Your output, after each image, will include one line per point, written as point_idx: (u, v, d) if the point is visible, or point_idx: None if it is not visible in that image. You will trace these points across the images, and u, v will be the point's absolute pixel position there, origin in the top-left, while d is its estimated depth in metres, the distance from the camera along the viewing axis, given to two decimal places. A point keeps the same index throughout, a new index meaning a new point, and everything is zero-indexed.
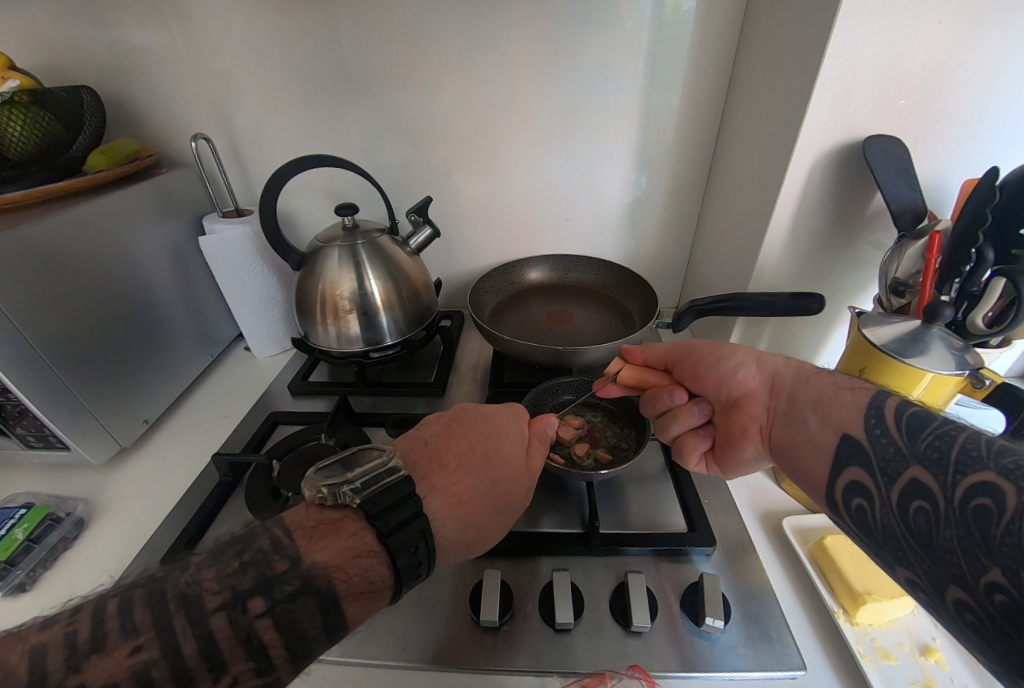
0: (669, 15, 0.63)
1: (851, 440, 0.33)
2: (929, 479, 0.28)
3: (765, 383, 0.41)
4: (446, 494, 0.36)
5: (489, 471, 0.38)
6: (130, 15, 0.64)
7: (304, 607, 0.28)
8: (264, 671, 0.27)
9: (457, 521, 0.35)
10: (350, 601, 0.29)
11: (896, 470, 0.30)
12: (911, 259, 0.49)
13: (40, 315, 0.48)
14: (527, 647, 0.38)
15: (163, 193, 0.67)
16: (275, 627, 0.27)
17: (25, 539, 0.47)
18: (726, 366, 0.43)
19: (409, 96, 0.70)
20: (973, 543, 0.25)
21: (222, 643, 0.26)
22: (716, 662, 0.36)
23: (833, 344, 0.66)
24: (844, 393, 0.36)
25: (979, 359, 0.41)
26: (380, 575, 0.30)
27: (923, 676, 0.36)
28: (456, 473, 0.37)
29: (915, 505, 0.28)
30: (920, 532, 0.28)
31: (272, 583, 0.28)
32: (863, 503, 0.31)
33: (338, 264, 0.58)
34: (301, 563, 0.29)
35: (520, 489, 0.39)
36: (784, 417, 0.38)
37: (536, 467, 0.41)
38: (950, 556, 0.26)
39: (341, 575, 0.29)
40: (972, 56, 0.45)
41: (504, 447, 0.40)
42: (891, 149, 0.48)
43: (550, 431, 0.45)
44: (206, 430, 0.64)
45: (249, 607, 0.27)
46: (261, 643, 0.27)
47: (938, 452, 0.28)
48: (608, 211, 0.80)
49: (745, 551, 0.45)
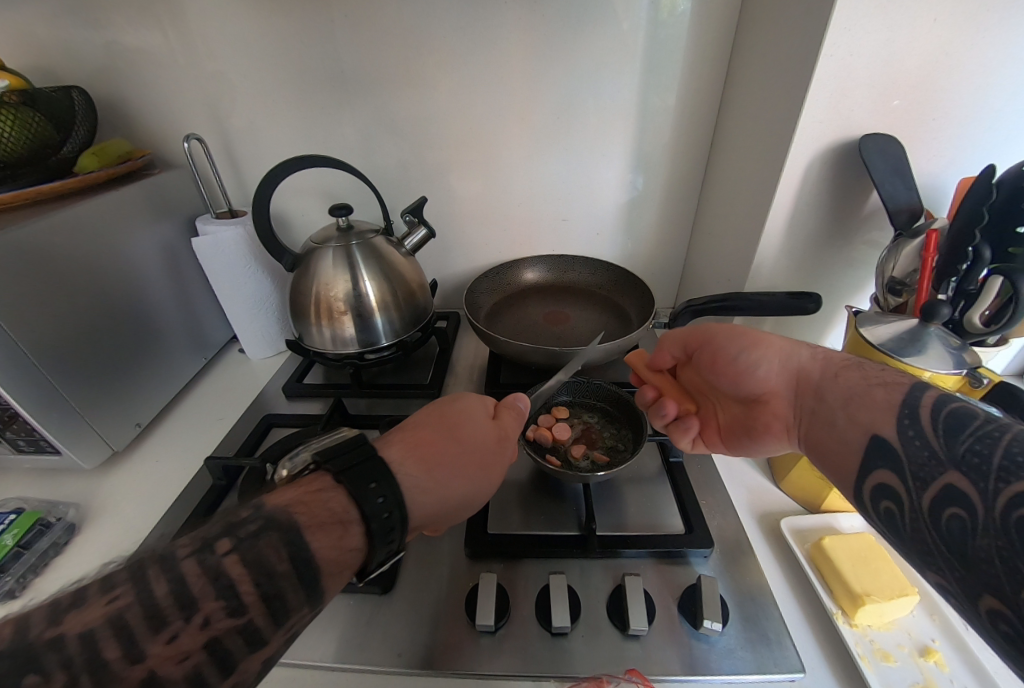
0: (665, 16, 0.63)
1: (881, 441, 0.32)
2: (967, 486, 0.27)
3: (788, 381, 0.40)
4: (402, 441, 0.36)
5: (448, 424, 0.39)
6: (122, 16, 0.63)
7: (270, 542, 0.27)
8: (236, 611, 0.25)
9: (418, 461, 0.35)
10: (313, 532, 0.28)
11: (930, 476, 0.29)
12: (907, 258, 0.48)
13: (30, 318, 0.48)
14: (524, 651, 0.37)
15: (156, 194, 0.66)
16: (242, 563, 0.26)
17: (15, 545, 0.46)
18: (746, 359, 0.42)
19: (405, 97, 0.70)
20: (1013, 553, 0.24)
21: (192, 583, 0.25)
22: (715, 665, 0.36)
23: (830, 344, 0.66)
24: (874, 390, 0.35)
25: (977, 358, 0.41)
26: (342, 506, 0.29)
27: (923, 678, 0.35)
28: (415, 428, 0.38)
29: (950, 512, 0.27)
30: (954, 541, 0.27)
31: (236, 526, 0.27)
32: (892, 506, 0.31)
33: (332, 264, 0.58)
34: (262, 505, 0.29)
35: (489, 441, 0.39)
36: (811, 416, 0.38)
37: (506, 425, 0.42)
38: (987, 565, 0.25)
39: (301, 508, 0.29)
40: (967, 56, 0.45)
41: (465, 404, 0.41)
42: (887, 149, 0.48)
43: (523, 405, 0.45)
44: (200, 432, 0.64)
45: (217, 547, 0.26)
46: (228, 580, 0.25)
47: (978, 458, 0.27)
48: (605, 212, 0.80)
49: (743, 552, 0.45)
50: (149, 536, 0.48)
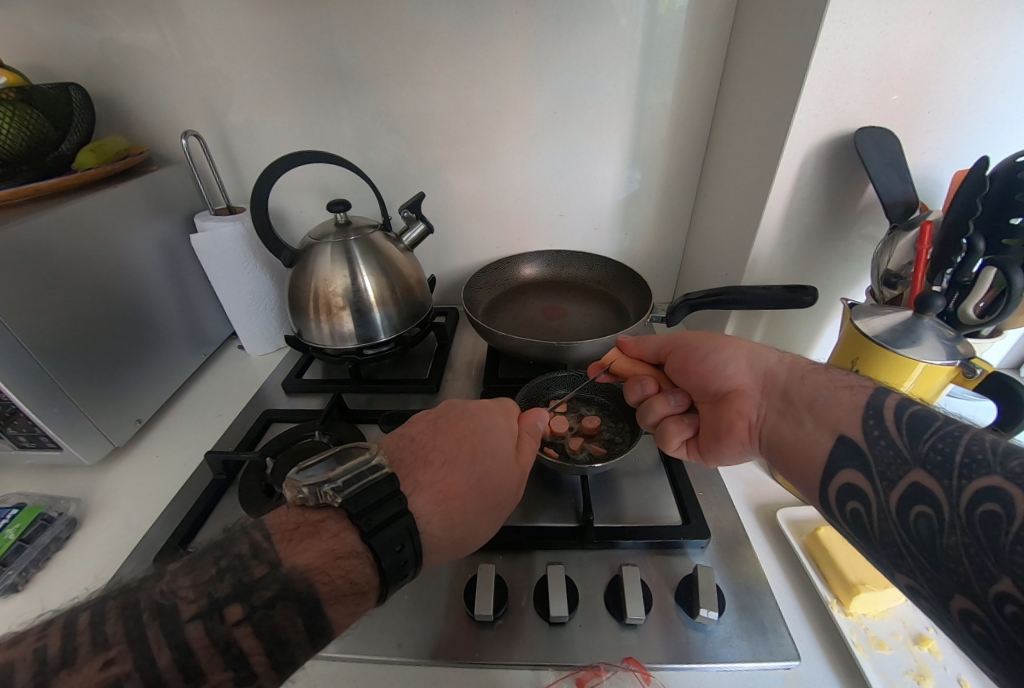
0: (663, 11, 0.63)
1: (848, 441, 0.32)
2: (932, 483, 0.27)
3: (756, 381, 0.41)
4: (433, 491, 0.35)
5: (477, 466, 0.38)
6: (118, 12, 0.63)
7: (284, 612, 0.28)
8: (245, 680, 0.26)
9: (444, 517, 0.35)
10: (332, 604, 0.29)
11: (895, 475, 0.29)
12: (902, 250, 0.48)
13: (30, 315, 0.48)
14: (522, 640, 0.38)
15: (154, 192, 0.66)
16: (254, 634, 0.27)
17: (16, 540, 0.46)
18: (713, 359, 0.43)
19: (401, 93, 0.70)
20: (981, 550, 0.24)
21: (199, 653, 0.26)
22: (711, 653, 0.36)
23: (827, 337, 0.66)
24: (842, 392, 0.35)
25: (970, 349, 0.41)
26: (363, 576, 0.30)
27: (917, 665, 0.36)
28: (444, 471, 0.37)
29: (915, 512, 0.27)
30: (922, 540, 0.26)
31: (248, 589, 0.28)
32: (858, 507, 0.30)
33: (331, 260, 0.58)
34: (280, 567, 0.29)
35: (511, 485, 0.39)
36: (778, 415, 0.38)
37: (527, 459, 0.42)
38: (955, 565, 0.25)
39: (322, 577, 0.29)
40: (962, 49, 0.45)
41: (493, 443, 0.40)
42: (881, 141, 0.49)
43: (541, 425, 0.45)
44: (200, 429, 0.64)
45: (226, 615, 0.27)
46: (239, 651, 0.26)
47: (940, 456, 0.27)
48: (602, 208, 0.80)
49: (740, 543, 0.45)
50: (148, 531, 0.49)
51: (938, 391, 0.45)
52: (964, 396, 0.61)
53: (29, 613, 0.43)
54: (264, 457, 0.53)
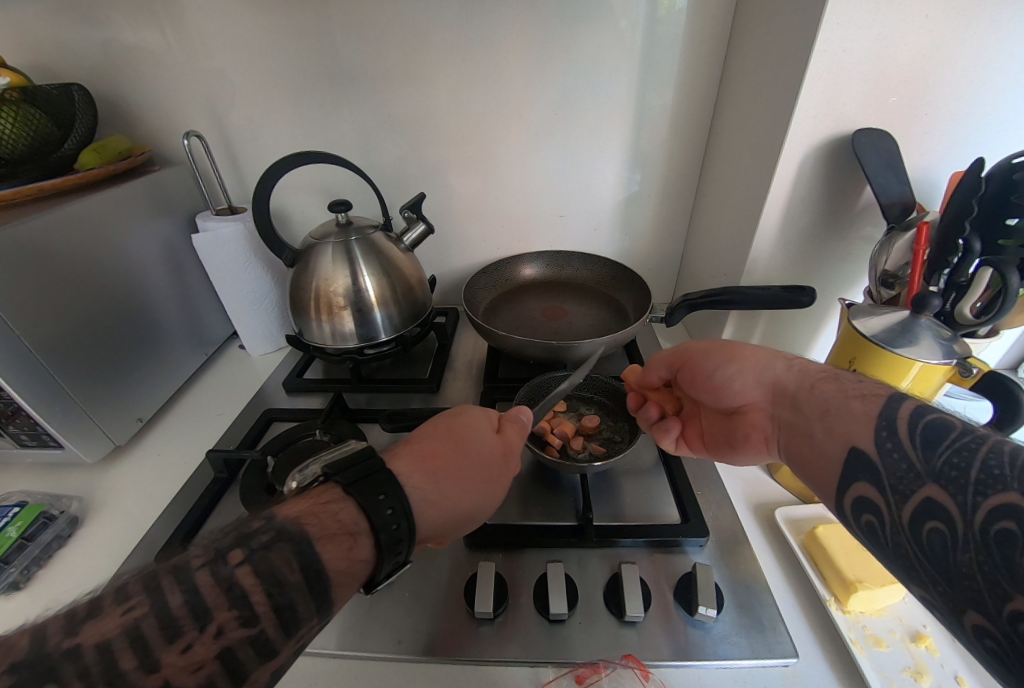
0: (663, 14, 0.63)
1: (859, 454, 0.32)
2: (947, 500, 0.27)
3: (764, 393, 0.41)
4: (409, 455, 0.37)
5: (454, 436, 0.39)
6: (121, 14, 0.64)
7: (280, 554, 0.27)
8: (249, 621, 0.25)
9: (424, 473, 0.36)
10: (324, 544, 0.28)
11: (909, 489, 0.29)
12: (900, 250, 0.49)
13: (33, 314, 0.48)
14: (523, 637, 0.38)
15: (156, 191, 0.67)
16: (254, 574, 0.26)
17: (18, 538, 0.47)
18: (722, 374, 0.43)
19: (403, 94, 0.70)
20: (996, 568, 0.24)
21: (206, 593, 0.25)
22: (710, 651, 0.37)
23: (825, 337, 0.66)
24: (851, 401, 0.35)
25: (966, 348, 0.41)
26: (351, 517, 0.30)
27: (914, 662, 0.36)
28: (423, 439, 0.38)
29: (930, 526, 0.27)
30: (935, 556, 0.27)
31: (248, 537, 0.28)
32: (872, 519, 0.31)
33: (332, 260, 0.58)
34: (274, 517, 0.29)
35: (494, 450, 0.40)
36: (790, 428, 0.38)
37: (514, 433, 0.42)
38: (970, 581, 0.25)
39: (312, 519, 0.29)
40: (958, 52, 0.46)
41: (469, 417, 0.41)
42: (879, 143, 0.49)
43: (525, 417, 0.45)
44: (201, 427, 0.64)
45: (229, 557, 0.27)
46: (242, 591, 0.26)
47: (956, 471, 0.27)
48: (601, 209, 0.80)
49: (739, 542, 0.45)
50: (150, 529, 0.49)
51: (936, 390, 0.45)
52: (961, 395, 0.61)
53: (31, 610, 0.43)
54: (265, 455, 0.53)
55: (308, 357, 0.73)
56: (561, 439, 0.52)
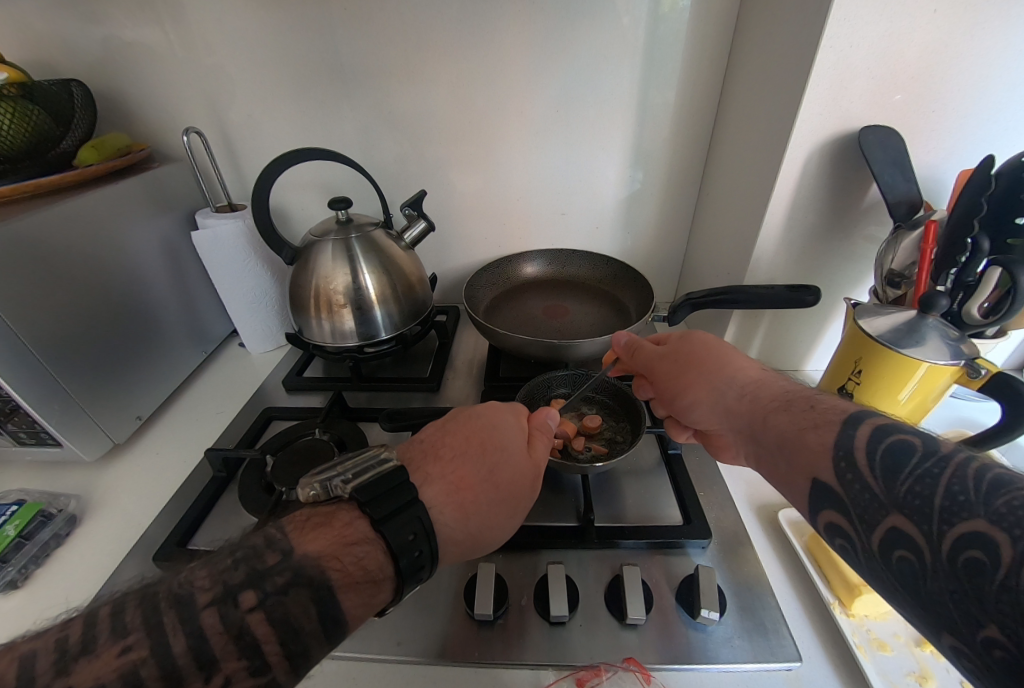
0: (666, 10, 0.62)
1: (820, 486, 0.31)
2: (912, 529, 0.26)
3: (728, 414, 0.40)
4: (442, 482, 0.36)
5: (487, 459, 0.38)
6: (121, 10, 0.63)
7: (297, 599, 0.27)
8: (259, 670, 0.26)
9: (455, 508, 0.35)
10: (346, 591, 0.28)
11: (874, 519, 0.28)
12: (906, 250, 0.48)
13: (30, 312, 0.48)
14: (522, 639, 0.38)
15: (155, 188, 0.66)
16: (267, 622, 0.26)
17: (16, 536, 0.46)
18: (685, 400, 0.44)
19: (403, 91, 0.69)
20: (965, 597, 0.23)
21: (213, 640, 0.25)
22: (711, 654, 0.36)
23: (830, 338, 0.66)
24: (808, 432, 0.33)
25: (974, 349, 0.40)
26: (376, 563, 0.30)
27: (919, 667, 0.35)
28: (453, 462, 0.37)
29: (898, 555, 0.26)
30: (907, 581, 0.26)
31: (262, 576, 0.28)
32: (845, 543, 0.30)
33: (332, 258, 0.58)
34: (293, 554, 0.29)
35: (521, 480, 0.39)
36: (756, 450, 0.38)
37: (539, 457, 0.41)
38: (941, 607, 0.24)
39: (335, 564, 0.29)
40: (966, 48, 0.45)
41: (503, 437, 0.40)
42: (886, 141, 0.48)
43: (551, 423, 0.45)
44: (201, 426, 0.64)
45: (242, 601, 0.27)
46: (253, 639, 0.26)
47: (920, 498, 0.26)
48: (604, 207, 0.80)
49: (742, 543, 0.45)
50: (148, 528, 0.49)
51: (943, 390, 0.44)
52: (966, 395, 0.61)
53: (28, 609, 0.43)
54: (264, 454, 0.53)
55: (308, 355, 0.72)
56: (562, 439, 0.51)
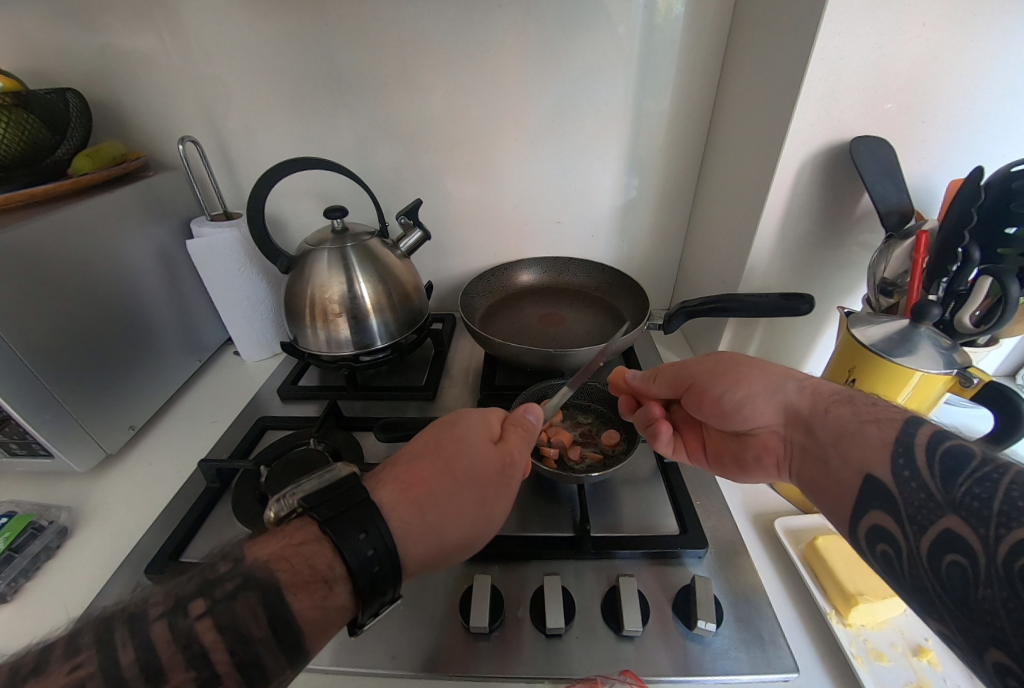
0: (660, 20, 0.63)
1: (875, 483, 0.32)
2: (967, 532, 0.26)
3: (777, 418, 0.40)
4: (395, 483, 0.35)
5: (442, 455, 0.38)
6: (118, 19, 0.64)
7: (245, 604, 0.27)
8: (207, 680, 0.26)
9: (410, 504, 0.34)
10: (295, 593, 0.28)
11: (926, 519, 0.28)
12: (898, 260, 0.49)
13: (24, 322, 0.48)
14: (519, 652, 0.37)
15: (151, 197, 0.66)
16: (215, 629, 0.26)
17: (6, 549, 0.46)
18: (731, 399, 0.42)
19: (400, 99, 0.70)
20: (1018, 605, 0.23)
21: (162, 650, 0.25)
22: (709, 666, 0.36)
23: (824, 345, 0.66)
24: (868, 426, 0.34)
25: (967, 358, 0.41)
26: (324, 562, 0.29)
27: (916, 677, 0.35)
28: (409, 464, 0.37)
29: (949, 559, 0.27)
30: (955, 589, 0.26)
31: (213, 584, 0.28)
32: (887, 548, 0.30)
33: (327, 267, 0.58)
34: (243, 561, 0.29)
35: (481, 467, 0.38)
36: (803, 453, 0.38)
37: (507, 449, 0.40)
38: (990, 616, 0.24)
39: (281, 566, 0.29)
40: (955, 59, 0.46)
41: (461, 432, 0.40)
42: (877, 150, 0.49)
43: (533, 418, 0.44)
44: (195, 435, 0.63)
45: (190, 609, 0.27)
46: (201, 647, 0.26)
47: (976, 502, 0.27)
48: (599, 214, 0.80)
49: (738, 552, 0.45)
50: (140, 540, 0.48)
51: (936, 397, 0.44)
52: (959, 404, 0.61)
53: (16, 623, 0.42)
54: (258, 466, 0.52)
55: (303, 364, 0.72)
56: (558, 449, 0.51)
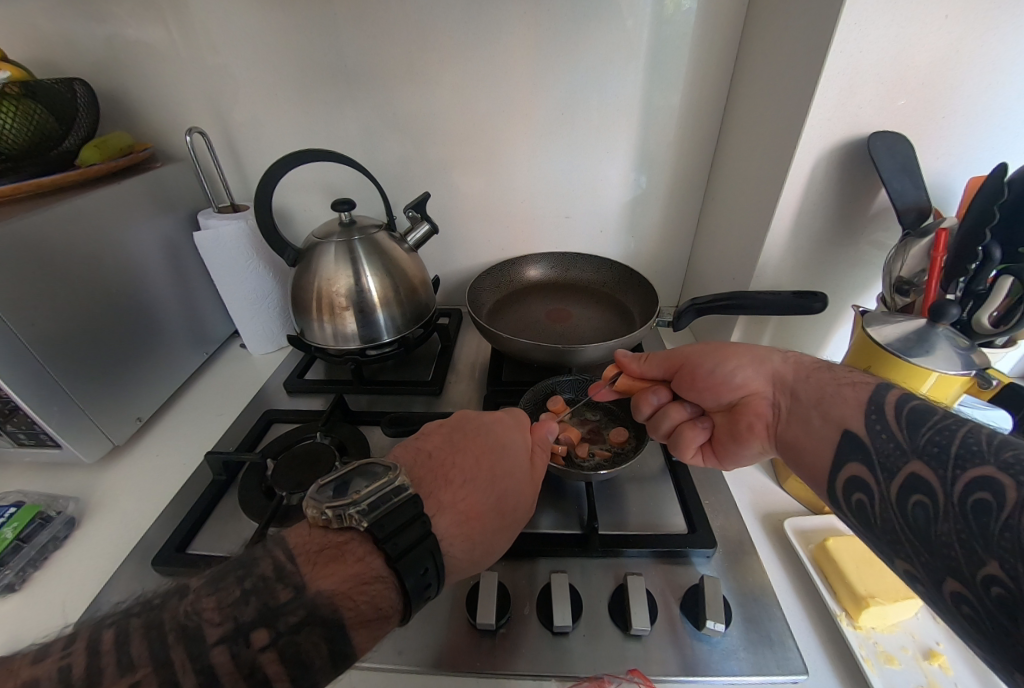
0: (671, 13, 0.62)
1: (851, 436, 0.34)
2: (929, 475, 0.28)
3: (767, 383, 0.41)
4: (453, 512, 0.35)
5: (496, 486, 0.38)
6: (125, 9, 0.63)
7: (310, 638, 0.27)
8: None
9: (465, 539, 0.35)
10: (357, 629, 0.29)
11: (895, 465, 0.30)
12: (915, 258, 0.48)
13: (31, 313, 0.48)
14: (525, 649, 0.37)
15: (158, 188, 0.66)
16: (279, 660, 0.27)
17: (14, 539, 0.46)
18: (720, 371, 0.43)
19: (408, 92, 0.69)
20: (971, 536, 0.25)
21: (224, 678, 0.25)
22: (716, 666, 0.36)
23: (835, 344, 0.65)
24: (843, 387, 0.36)
25: (986, 359, 0.40)
26: (387, 601, 0.29)
27: (927, 680, 0.35)
28: (463, 490, 0.37)
29: (914, 500, 0.29)
30: (918, 527, 0.28)
31: (274, 614, 0.28)
32: (862, 497, 0.32)
33: (334, 259, 0.57)
34: (306, 591, 0.29)
35: (524, 503, 0.39)
36: (789, 416, 0.39)
37: (540, 476, 0.42)
38: (948, 549, 0.26)
39: (348, 603, 0.29)
40: (976, 54, 0.44)
41: (512, 460, 0.40)
42: (894, 146, 0.48)
43: (551, 437, 0.45)
44: (202, 428, 0.63)
45: (253, 640, 0.27)
46: (264, 677, 0.26)
47: (937, 447, 0.29)
48: (607, 210, 0.79)
49: (746, 552, 0.44)
50: (147, 532, 0.48)
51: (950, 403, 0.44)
52: None
53: (24, 613, 0.42)
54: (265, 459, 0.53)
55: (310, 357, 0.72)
56: (565, 446, 0.50)
